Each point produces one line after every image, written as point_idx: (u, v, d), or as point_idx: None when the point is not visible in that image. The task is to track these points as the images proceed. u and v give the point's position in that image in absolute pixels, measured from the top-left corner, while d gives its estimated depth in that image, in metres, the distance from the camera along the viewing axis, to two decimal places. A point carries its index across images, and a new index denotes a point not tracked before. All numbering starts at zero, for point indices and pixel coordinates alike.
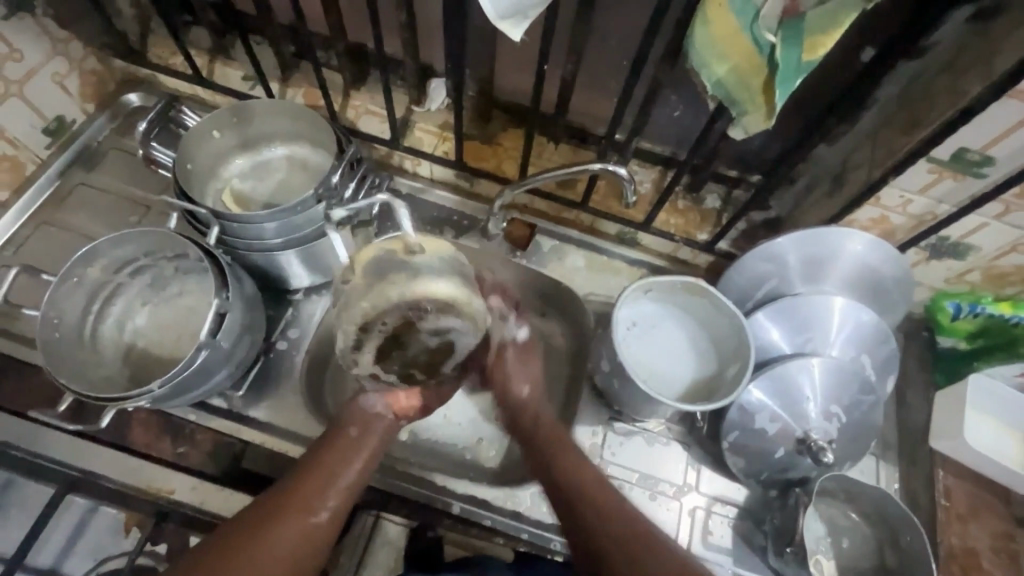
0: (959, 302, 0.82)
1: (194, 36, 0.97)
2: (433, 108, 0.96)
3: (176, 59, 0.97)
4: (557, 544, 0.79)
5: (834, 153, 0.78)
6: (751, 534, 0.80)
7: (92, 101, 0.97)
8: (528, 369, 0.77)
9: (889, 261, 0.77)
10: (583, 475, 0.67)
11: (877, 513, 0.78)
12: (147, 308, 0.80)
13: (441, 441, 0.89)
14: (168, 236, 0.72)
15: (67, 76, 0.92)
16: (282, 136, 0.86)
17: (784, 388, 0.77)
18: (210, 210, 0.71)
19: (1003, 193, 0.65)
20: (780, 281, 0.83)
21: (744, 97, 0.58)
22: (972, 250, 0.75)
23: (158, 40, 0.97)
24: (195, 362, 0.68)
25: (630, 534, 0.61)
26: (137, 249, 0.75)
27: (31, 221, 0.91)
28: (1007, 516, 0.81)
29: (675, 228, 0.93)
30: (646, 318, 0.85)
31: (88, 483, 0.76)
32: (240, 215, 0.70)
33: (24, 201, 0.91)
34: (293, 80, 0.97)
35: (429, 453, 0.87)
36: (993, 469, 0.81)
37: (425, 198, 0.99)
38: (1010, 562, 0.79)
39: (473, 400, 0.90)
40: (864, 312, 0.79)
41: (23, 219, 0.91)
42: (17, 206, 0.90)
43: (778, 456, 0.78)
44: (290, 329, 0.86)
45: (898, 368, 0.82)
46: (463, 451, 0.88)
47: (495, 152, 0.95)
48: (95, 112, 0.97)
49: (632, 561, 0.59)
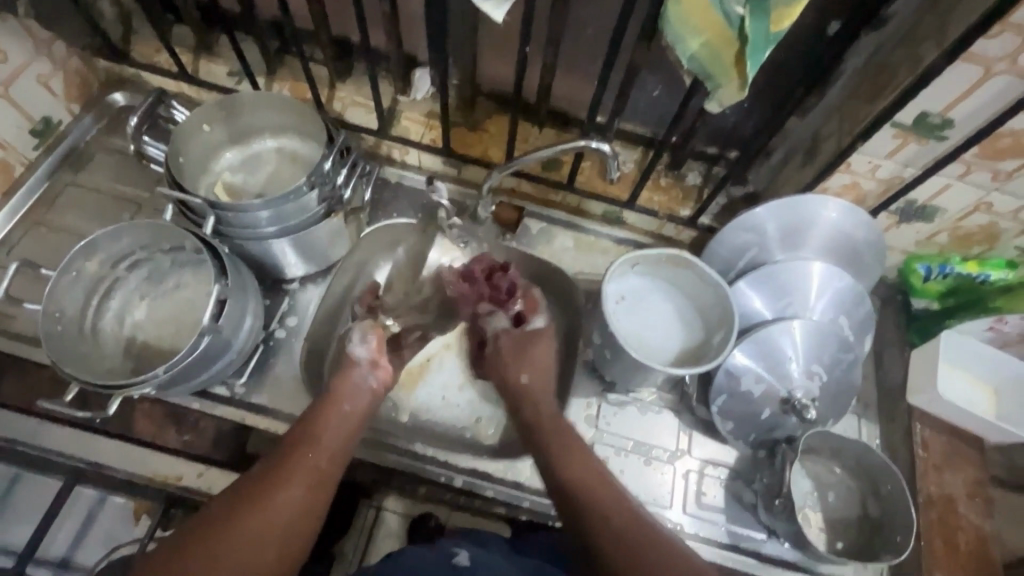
0: (929, 264, 0.86)
1: (178, 34, 0.98)
2: (419, 97, 0.98)
3: (160, 57, 0.97)
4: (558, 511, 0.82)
5: (806, 125, 0.82)
6: (742, 492, 0.84)
7: (77, 102, 0.97)
8: (531, 357, 0.81)
9: (862, 225, 0.81)
10: (585, 466, 0.69)
11: (860, 465, 0.82)
12: (145, 302, 0.81)
13: (441, 420, 0.91)
14: (164, 227, 0.73)
15: (52, 78, 0.91)
16: (270, 129, 0.88)
17: (767, 350, 0.81)
18: (205, 200, 0.72)
19: (964, 154, 0.69)
20: (761, 250, 0.87)
21: (718, 71, 0.61)
22: (939, 212, 0.79)
23: (141, 38, 0.97)
24: (197, 348, 0.69)
25: (628, 524, 0.63)
26: (133, 242, 0.76)
27: (22, 222, 0.91)
28: (981, 464, 0.86)
29: (658, 205, 0.96)
30: (634, 292, 0.89)
31: (97, 474, 0.79)
32: (234, 204, 0.72)
33: (14, 203, 0.91)
34: (278, 74, 0.99)
35: (430, 432, 0.90)
36: (966, 419, 0.85)
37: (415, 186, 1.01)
38: (985, 506, 0.84)
39: (470, 380, 0.93)
40: (841, 276, 0.83)
41: (13, 221, 0.91)
42: (8, 208, 0.91)
43: (764, 417, 0.83)
44: (288, 317, 0.88)
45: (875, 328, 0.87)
46: (462, 430, 0.91)
47: (481, 138, 0.97)
48: (80, 113, 0.97)
49: (628, 550, 0.61)
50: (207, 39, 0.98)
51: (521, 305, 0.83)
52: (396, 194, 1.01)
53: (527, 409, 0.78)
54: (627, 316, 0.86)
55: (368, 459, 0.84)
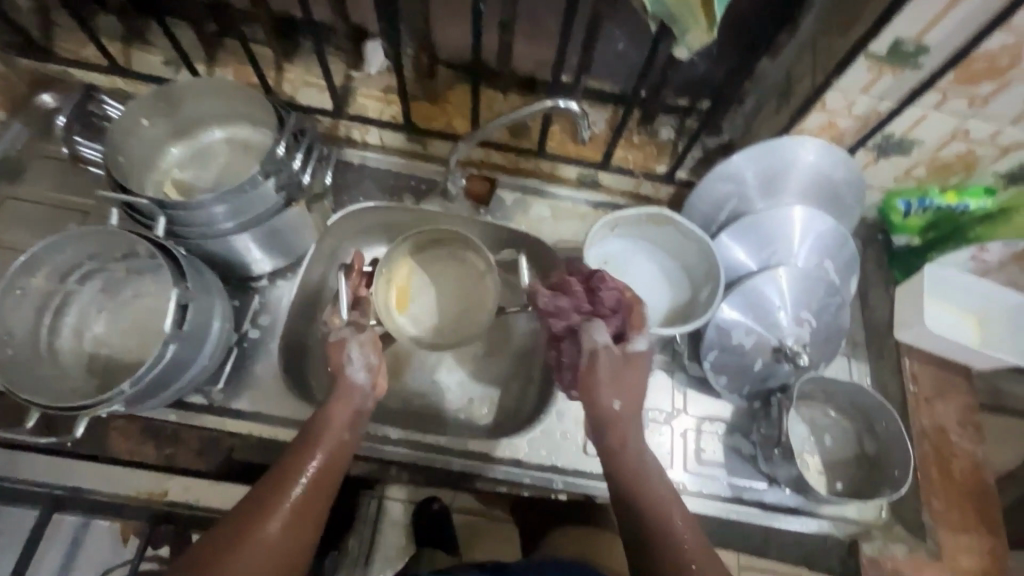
0: (909, 199, 0.86)
1: (104, 24, 0.90)
2: (372, 72, 0.93)
3: (88, 51, 0.90)
4: (560, 483, 0.81)
5: (778, 66, 0.79)
6: (741, 445, 0.84)
7: None
8: (630, 374, 0.67)
9: (840, 165, 0.79)
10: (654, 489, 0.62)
11: (853, 405, 0.83)
12: (104, 315, 0.76)
13: (433, 405, 0.89)
14: (111, 232, 0.68)
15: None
16: (216, 119, 0.82)
17: (754, 301, 0.80)
18: (151, 200, 0.67)
19: (939, 82, 0.67)
20: (741, 201, 0.85)
21: (683, 13, 0.57)
22: (916, 144, 0.77)
23: (64, 32, 0.90)
24: (164, 357, 0.65)
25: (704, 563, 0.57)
26: (80, 252, 0.71)
27: None
28: (970, 392, 0.87)
29: (633, 163, 0.94)
30: (617, 255, 0.86)
31: (77, 498, 0.76)
32: (185, 202, 0.67)
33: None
34: (219, 60, 0.92)
35: (423, 418, 0.88)
36: (954, 350, 0.86)
37: (380, 167, 0.96)
38: (976, 432, 0.85)
39: (460, 361, 0.91)
40: (824, 220, 0.81)
41: None
42: None
43: (757, 368, 0.82)
44: (261, 316, 0.84)
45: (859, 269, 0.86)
46: (455, 413, 0.89)
47: (444, 110, 0.93)
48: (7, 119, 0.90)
49: None
50: (137, 27, 0.90)
51: (629, 321, 0.69)
52: (361, 176, 0.96)
53: (618, 437, 0.65)
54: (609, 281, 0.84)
55: (361, 454, 0.81)
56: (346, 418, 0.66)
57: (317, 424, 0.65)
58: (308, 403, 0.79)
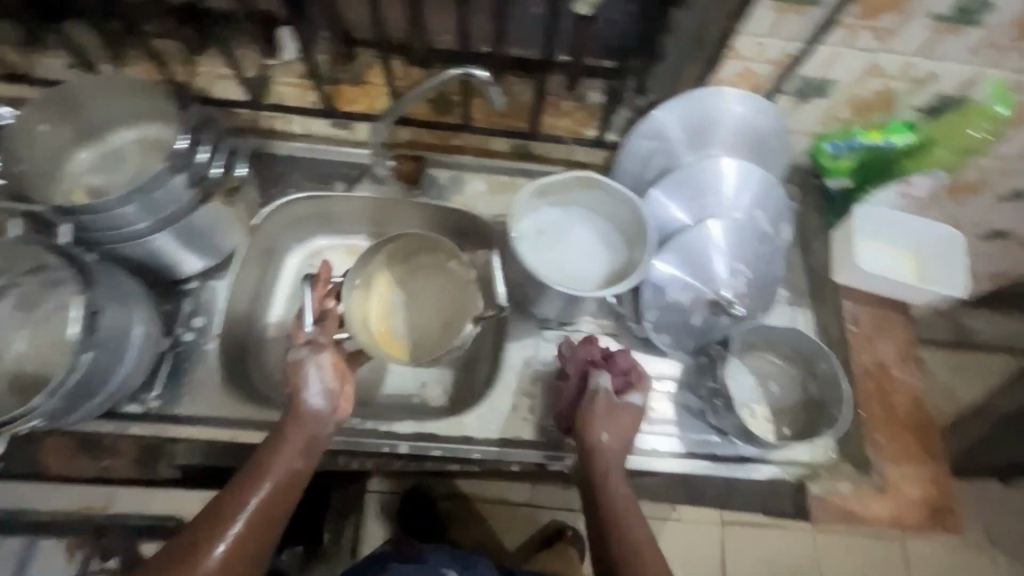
0: (835, 142, 0.85)
1: None
2: (288, 58, 0.86)
3: None
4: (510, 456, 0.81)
5: None
6: (690, 401, 0.84)
7: None
8: (620, 416, 0.73)
9: (763, 113, 0.79)
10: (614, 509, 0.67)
11: (795, 351, 0.84)
12: (25, 331, 0.74)
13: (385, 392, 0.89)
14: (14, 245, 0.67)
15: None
16: (123, 118, 0.79)
17: (688, 256, 0.82)
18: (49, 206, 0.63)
19: (842, 18, 0.67)
20: (670, 158, 0.85)
21: None
22: (833, 85, 0.77)
23: None
24: (79, 365, 0.63)
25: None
26: None
27: None
28: (908, 326, 0.89)
29: (563, 129, 0.91)
30: (552, 224, 0.85)
31: (24, 515, 0.79)
32: (88, 205, 0.63)
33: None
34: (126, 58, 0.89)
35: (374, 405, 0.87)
36: (889, 287, 0.88)
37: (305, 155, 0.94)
38: (916, 365, 0.87)
39: None
40: (755, 170, 0.82)
41: None
42: None
43: (696, 323, 0.83)
44: (194, 318, 0.82)
45: (791, 216, 0.85)
46: (408, 396, 0.89)
47: (365, 91, 0.90)
48: None
49: None
50: None
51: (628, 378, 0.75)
52: (290, 168, 0.94)
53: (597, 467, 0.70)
54: (539, 250, 0.83)
55: None
56: (303, 447, 0.66)
57: (270, 454, 0.65)
58: (248, 402, 0.78)
